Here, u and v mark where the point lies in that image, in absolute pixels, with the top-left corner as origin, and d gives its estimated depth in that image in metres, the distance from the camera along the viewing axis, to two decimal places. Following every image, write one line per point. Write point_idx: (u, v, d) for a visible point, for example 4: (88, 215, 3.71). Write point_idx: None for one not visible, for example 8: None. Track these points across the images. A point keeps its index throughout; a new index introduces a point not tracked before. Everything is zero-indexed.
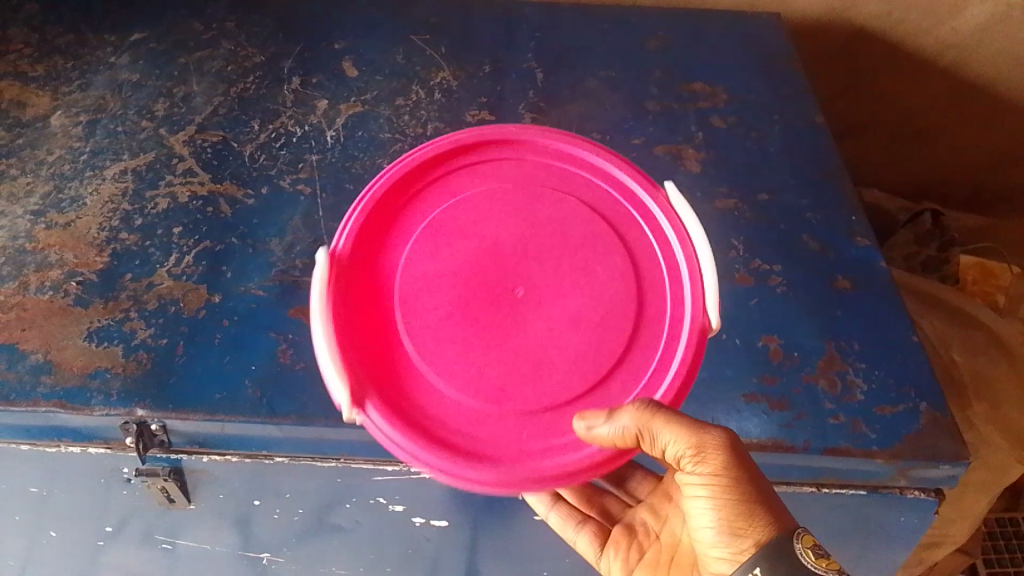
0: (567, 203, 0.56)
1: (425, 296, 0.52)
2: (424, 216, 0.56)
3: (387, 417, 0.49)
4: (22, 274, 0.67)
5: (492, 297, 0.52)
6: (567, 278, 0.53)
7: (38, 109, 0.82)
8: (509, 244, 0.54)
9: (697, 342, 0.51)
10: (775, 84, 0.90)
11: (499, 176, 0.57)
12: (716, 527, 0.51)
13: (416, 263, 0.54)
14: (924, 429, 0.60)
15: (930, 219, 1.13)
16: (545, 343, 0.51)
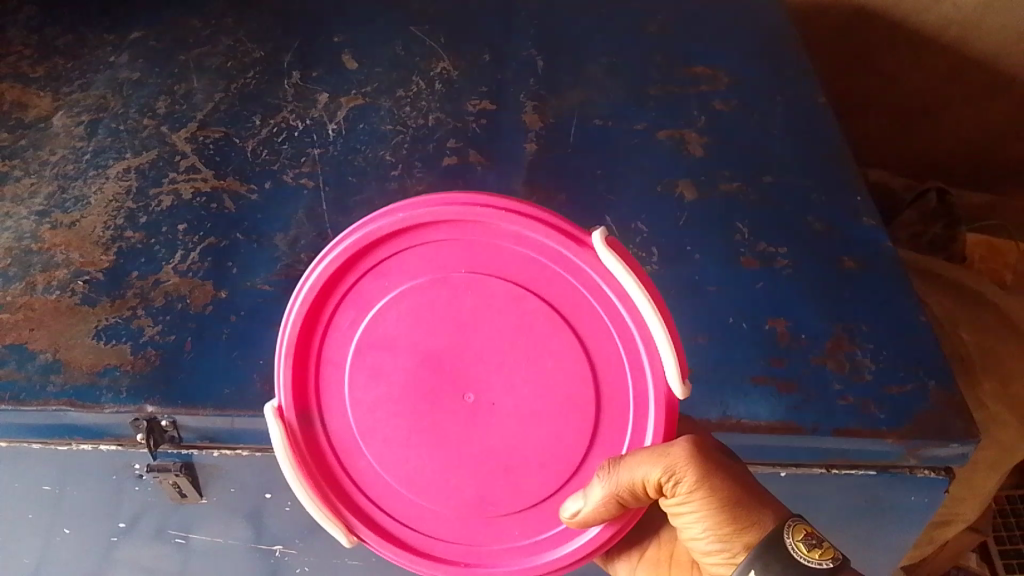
0: (500, 289, 0.50)
1: (380, 422, 0.52)
2: (351, 329, 0.52)
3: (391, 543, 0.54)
4: (29, 274, 0.67)
5: (445, 415, 0.51)
6: (516, 378, 0.51)
7: (40, 110, 0.82)
8: (445, 352, 0.51)
9: (666, 417, 0.50)
10: (777, 66, 0.89)
11: (417, 262, 0.51)
12: (706, 537, 0.51)
13: (361, 387, 0.52)
14: (933, 408, 0.60)
15: (935, 198, 1.12)
16: (509, 452, 0.51)
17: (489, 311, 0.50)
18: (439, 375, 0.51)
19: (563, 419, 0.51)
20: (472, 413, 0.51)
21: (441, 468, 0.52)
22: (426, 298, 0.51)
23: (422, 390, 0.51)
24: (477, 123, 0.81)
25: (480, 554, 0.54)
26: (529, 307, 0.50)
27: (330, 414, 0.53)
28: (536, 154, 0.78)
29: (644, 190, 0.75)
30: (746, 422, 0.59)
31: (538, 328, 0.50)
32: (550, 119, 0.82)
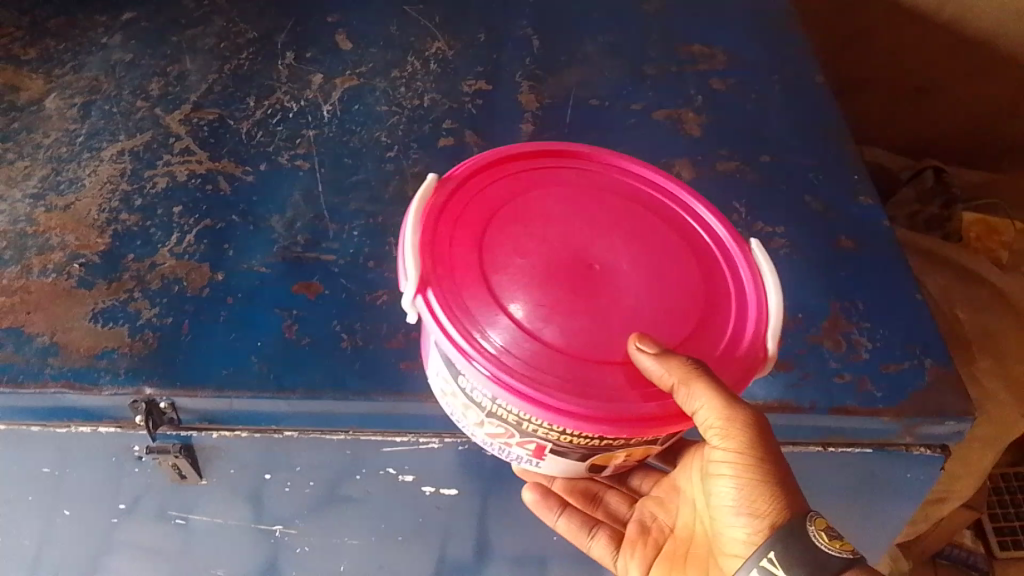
0: (655, 218, 0.55)
1: (511, 240, 0.51)
2: (526, 180, 0.55)
3: (444, 311, 0.48)
4: (24, 257, 0.67)
5: (572, 260, 0.51)
6: (641, 270, 0.51)
7: (32, 92, 0.82)
8: (592, 228, 0.53)
9: (749, 373, 0.51)
10: (774, 44, 0.89)
11: (601, 183, 0.56)
12: (734, 506, 0.53)
13: (513, 211, 0.53)
14: (929, 386, 0.60)
15: (932, 176, 1.13)
16: (614, 315, 0.49)
17: (638, 225, 0.54)
18: (580, 238, 0.52)
19: (664, 322, 0.50)
20: (594, 276, 0.50)
21: (543, 290, 0.49)
22: (596, 198, 0.55)
23: (557, 240, 0.51)
24: (473, 103, 0.81)
25: (530, 362, 0.47)
26: (672, 237, 0.54)
27: (467, 210, 0.53)
28: (532, 135, 0.78)
29: None
30: (744, 399, 0.58)
31: (676, 251, 0.53)
32: (546, 99, 0.82)
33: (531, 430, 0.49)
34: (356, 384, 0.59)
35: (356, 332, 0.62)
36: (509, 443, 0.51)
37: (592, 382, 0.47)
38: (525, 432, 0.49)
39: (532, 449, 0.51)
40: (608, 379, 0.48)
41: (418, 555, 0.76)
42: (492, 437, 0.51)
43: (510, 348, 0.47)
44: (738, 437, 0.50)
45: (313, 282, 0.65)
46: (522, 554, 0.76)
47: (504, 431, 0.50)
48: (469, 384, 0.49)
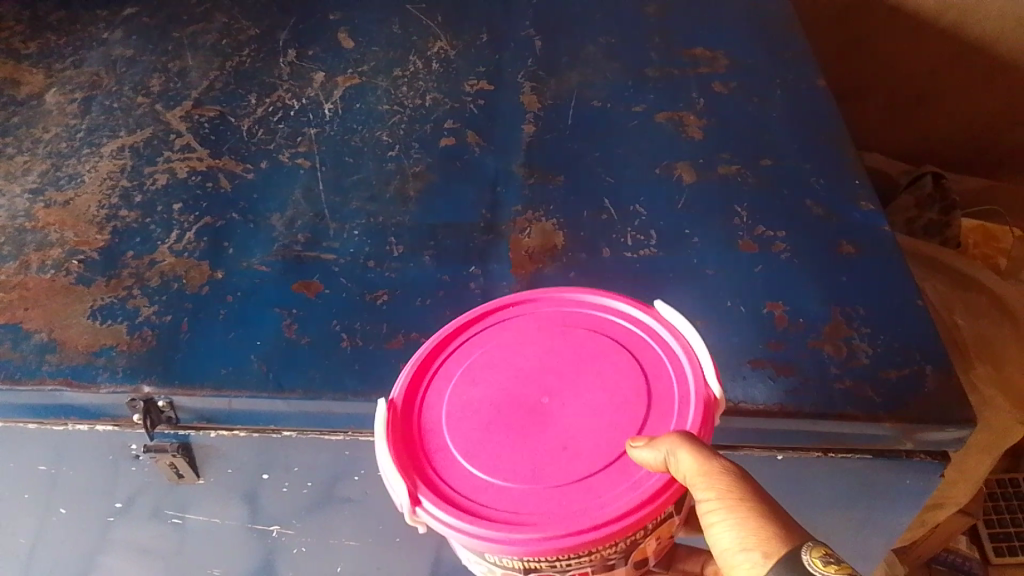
0: (589, 335, 0.49)
1: (468, 415, 0.46)
2: (462, 356, 0.50)
3: (442, 510, 0.42)
4: (23, 253, 0.66)
5: (517, 403, 0.46)
6: (591, 393, 0.45)
7: (32, 87, 0.81)
8: (536, 370, 0.47)
9: (705, 416, 0.44)
10: (777, 47, 0.89)
11: (528, 323, 0.50)
12: (734, 557, 0.43)
13: (447, 383, 0.48)
14: (931, 392, 0.59)
15: (931, 182, 1.13)
16: (579, 442, 0.44)
17: (578, 348, 0.48)
18: (517, 376, 0.47)
19: (625, 421, 0.44)
20: (551, 417, 0.45)
21: (504, 442, 0.44)
22: (530, 337, 0.49)
23: (509, 395, 0.46)
24: (475, 103, 0.81)
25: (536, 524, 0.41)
26: (609, 347, 0.48)
27: (421, 415, 0.47)
28: (534, 136, 0.78)
29: (642, 173, 0.75)
30: (744, 405, 0.58)
31: (616, 357, 0.47)
32: (548, 100, 0.81)
33: (570, 568, 0.43)
34: (355, 385, 0.59)
35: (355, 332, 0.62)
36: None
37: (595, 508, 0.41)
38: (564, 569, 0.43)
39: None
40: (606, 500, 0.42)
41: (415, 558, 0.75)
42: None
43: (508, 516, 0.42)
44: (714, 475, 0.42)
45: (313, 281, 0.65)
46: None
47: None
48: (493, 559, 0.44)
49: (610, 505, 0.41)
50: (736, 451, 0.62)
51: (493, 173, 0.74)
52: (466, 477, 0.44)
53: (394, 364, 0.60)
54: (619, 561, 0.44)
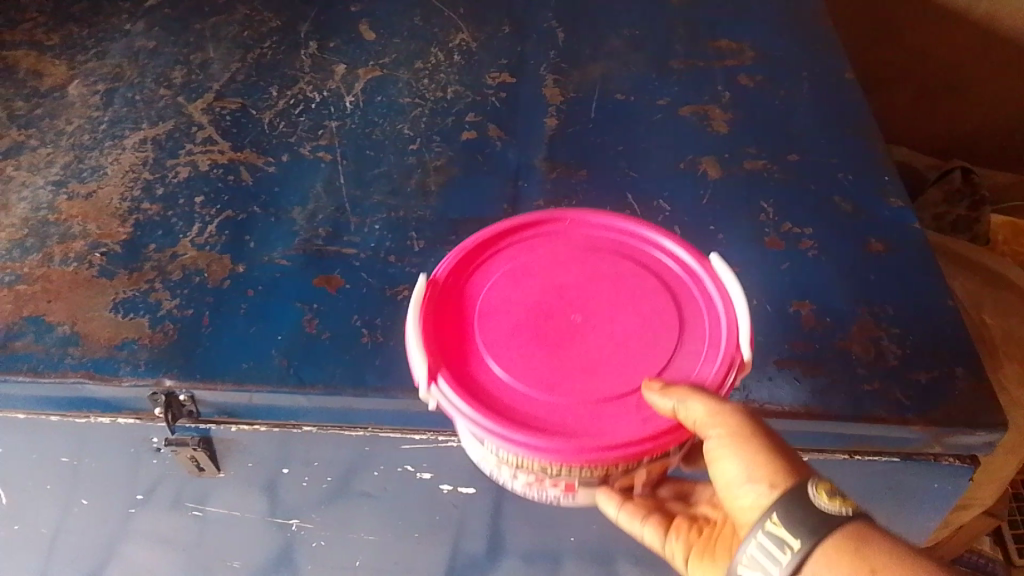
0: (631, 266, 0.53)
1: (502, 315, 0.50)
2: (507, 256, 0.54)
3: (455, 393, 0.47)
4: (46, 245, 0.66)
5: (551, 319, 0.50)
6: (623, 320, 0.50)
7: (55, 79, 0.81)
8: (573, 288, 0.51)
9: (728, 372, 0.48)
10: (804, 40, 0.87)
11: (576, 242, 0.54)
12: (742, 488, 0.47)
13: (492, 282, 0.52)
14: (961, 395, 0.58)
15: (960, 176, 1.11)
16: (601, 364, 0.48)
17: (617, 277, 0.52)
18: (558, 296, 0.51)
19: (650, 357, 0.48)
20: (580, 334, 0.49)
21: (532, 349, 0.48)
22: (574, 256, 0.53)
23: (544, 307, 0.50)
24: (496, 96, 0.80)
25: (541, 425, 0.46)
26: (649, 281, 0.52)
27: (457, 303, 0.51)
28: (556, 130, 0.77)
29: (667, 168, 0.74)
30: (770, 406, 0.57)
31: (653, 292, 0.51)
32: (571, 93, 0.80)
33: (559, 475, 0.46)
34: (377, 381, 0.58)
35: (376, 328, 0.61)
36: (545, 487, 0.48)
37: (600, 429, 0.46)
38: (554, 476, 0.46)
39: (564, 487, 0.48)
40: (614, 423, 0.46)
41: (433, 553, 0.75)
42: (528, 486, 0.48)
43: (515, 413, 0.46)
44: (725, 415, 0.46)
45: (333, 276, 0.65)
46: (534, 551, 0.73)
47: (535, 478, 0.47)
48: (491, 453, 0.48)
49: (615, 430, 0.46)
50: None
51: (515, 168, 0.73)
52: (489, 372, 0.48)
53: None
54: (611, 480, 0.48)
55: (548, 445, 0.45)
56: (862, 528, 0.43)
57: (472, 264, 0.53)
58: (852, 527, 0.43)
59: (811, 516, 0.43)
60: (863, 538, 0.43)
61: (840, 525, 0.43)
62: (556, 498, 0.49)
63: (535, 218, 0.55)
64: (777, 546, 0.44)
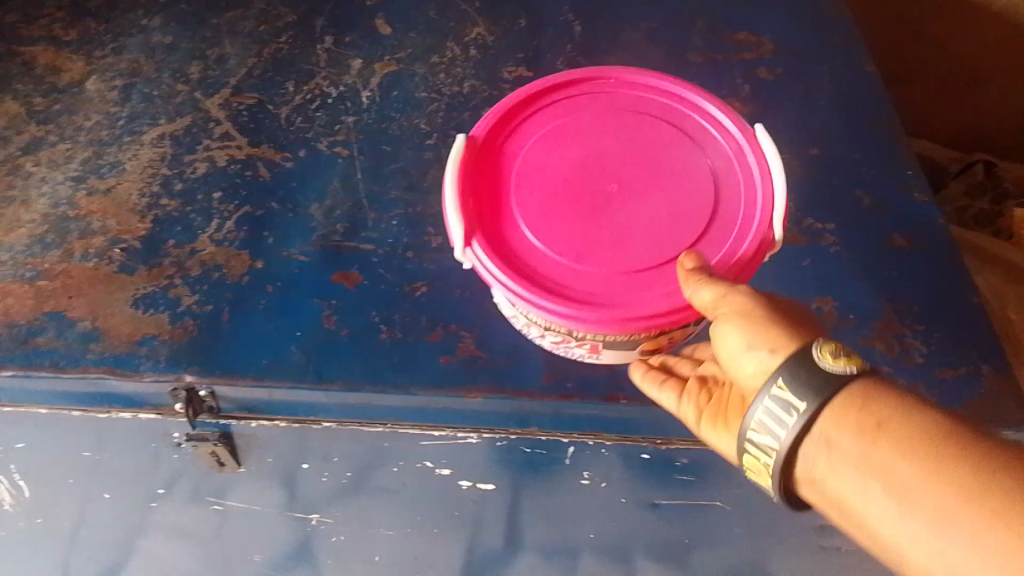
0: (669, 137, 0.57)
1: (540, 180, 0.55)
2: (551, 119, 0.58)
3: (489, 256, 0.52)
4: (66, 241, 0.67)
5: (588, 187, 0.55)
6: (656, 192, 0.54)
7: (73, 74, 0.82)
8: (610, 156, 0.56)
9: (756, 252, 0.52)
10: (824, 32, 0.86)
11: (618, 107, 0.59)
12: (751, 359, 0.48)
13: (541, 149, 0.56)
14: (986, 392, 0.58)
15: (982, 170, 1.11)
16: (631, 235, 0.53)
17: (654, 147, 0.56)
18: (595, 166, 0.55)
19: (681, 226, 0.53)
20: (614, 203, 0.54)
21: (567, 215, 0.53)
22: (615, 124, 0.57)
23: (581, 173, 0.55)
24: (513, 90, 0.80)
25: (570, 287, 0.51)
26: (685, 153, 0.56)
27: (499, 164, 0.56)
28: None
29: None
30: None
31: (687, 166, 0.55)
32: None
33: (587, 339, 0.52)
34: (396, 377, 0.58)
35: (395, 324, 0.61)
36: (571, 345, 0.54)
37: (627, 297, 0.51)
38: (579, 339, 0.53)
39: (588, 347, 0.54)
40: (639, 290, 0.51)
41: (450, 548, 0.75)
42: (555, 343, 0.55)
43: (547, 276, 0.52)
44: (734, 295, 0.48)
45: (352, 272, 0.65)
46: (551, 546, 0.73)
47: (563, 338, 0.53)
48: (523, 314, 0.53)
49: (641, 297, 0.51)
50: None
51: None
52: (523, 238, 0.53)
53: (434, 357, 0.59)
54: (634, 346, 0.54)
55: (574, 310, 0.50)
56: (869, 384, 0.44)
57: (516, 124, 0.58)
58: (859, 384, 0.44)
59: (818, 376, 0.44)
60: (870, 393, 0.44)
61: (845, 384, 0.44)
62: (581, 355, 0.56)
63: (582, 77, 0.59)
64: (784, 410, 0.45)
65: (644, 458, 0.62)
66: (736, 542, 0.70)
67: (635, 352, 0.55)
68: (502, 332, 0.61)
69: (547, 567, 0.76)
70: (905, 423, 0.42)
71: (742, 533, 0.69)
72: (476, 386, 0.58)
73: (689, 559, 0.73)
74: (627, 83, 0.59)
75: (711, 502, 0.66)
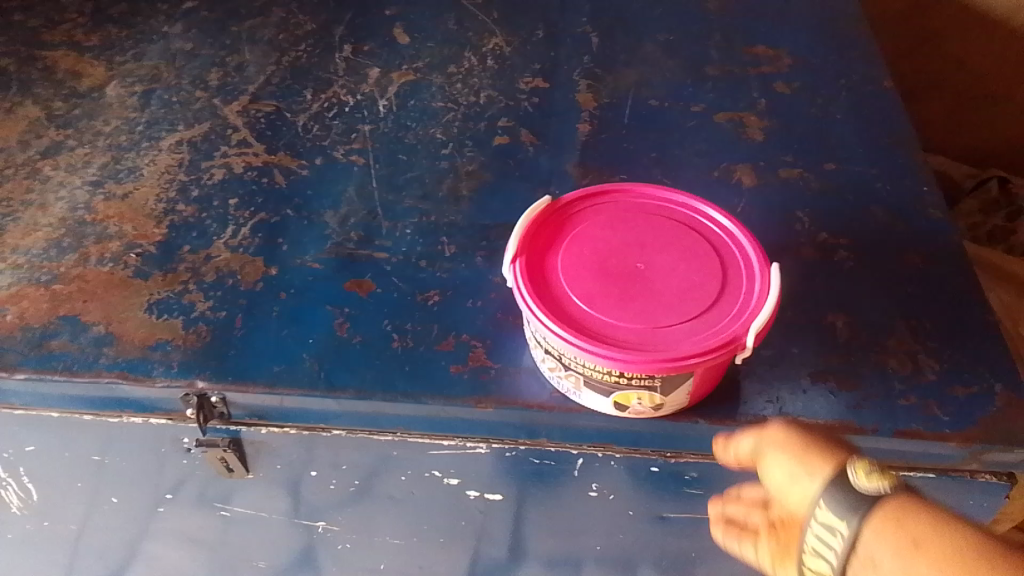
0: (705, 247, 0.56)
1: (585, 241, 0.57)
2: (613, 208, 0.59)
3: (522, 278, 0.54)
4: (82, 245, 0.67)
5: (621, 259, 0.55)
6: (674, 278, 0.54)
7: (93, 80, 0.82)
8: (648, 244, 0.56)
9: (724, 349, 0.51)
10: (842, 47, 0.86)
11: (674, 214, 0.59)
12: (797, 493, 0.44)
13: (599, 224, 0.58)
14: (1002, 411, 0.57)
15: (997, 186, 1.09)
16: (639, 297, 0.53)
17: (689, 248, 0.56)
18: (634, 246, 0.56)
19: (682, 308, 0.53)
20: (638, 275, 0.55)
21: (595, 272, 0.55)
22: (664, 225, 0.58)
23: (619, 248, 0.56)
24: (529, 101, 0.80)
25: (574, 319, 0.52)
26: (711, 262, 0.55)
27: (563, 224, 0.58)
28: (589, 136, 0.76)
29: (701, 175, 0.73)
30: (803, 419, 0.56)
31: (710, 271, 0.55)
32: (604, 99, 0.80)
33: (577, 368, 0.53)
34: (407, 386, 0.58)
35: (407, 333, 0.62)
36: (562, 376, 0.56)
37: (617, 338, 0.51)
38: (571, 366, 0.53)
39: (574, 380, 0.55)
40: (629, 337, 0.51)
41: (455, 558, 0.75)
42: (552, 372, 0.56)
43: (559, 309, 0.53)
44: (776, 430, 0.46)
45: (365, 280, 0.65)
46: (557, 557, 0.73)
47: (555, 363, 0.55)
48: (539, 338, 0.54)
49: (626, 340, 0.51)
50: None
51: (547, 174, 0.73)
52: (555, 276, 0.55)
53: (446, 367, 0.59)
54: (610, 393, 0.54)
55: (570, 335, 0.51)
56: (907, 501, 0.39)
57: (587, 205, 0.60)
58: (891, 499, 0.39)
59: (851, 496, 0.40)
60: (907, 509, 0.38)
61: (882, 502, 0.39)
62: (571, 393, 0.57)
63: (656, 189, 0.60)
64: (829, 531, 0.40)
65: (652, 470, 0.61)
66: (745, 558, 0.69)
67: (614, 402, 0.55)
68: (514, 344, 0.61)
69: None
70: (939, 538, 0.37)
71: None
72: (487, 396, 0.58)
73: (696, 574, 0.72)
74: (689, 199, 0.59)
75: None
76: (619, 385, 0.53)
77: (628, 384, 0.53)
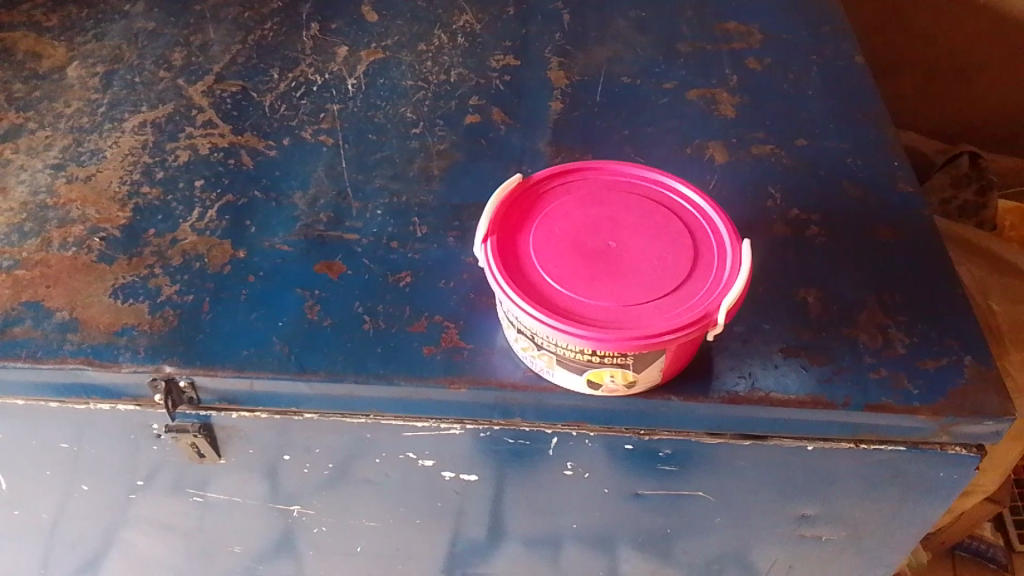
0: (677, 225, 0.56)
1: (557, 220, 0.56)
2: (585, 186, 0.59)
3: (493, 257, 0.53)
4: (44, 230, 0.66)
5: (592, 238, 0.55)
6: (645, 257, 0.54)
7: (54, 61, 0.80)
8: (620, 223, 0.56)
9: (695, 325, 0.51)
10: (813, 22, 0.86)
11: (646, 191, 0.59)
12: None
13: (570, 204, 0.57)
14: (970, 383, 0.57)
15: (967, 161, 1.09)
16: (611, 276, 0.53)
17: (661, 227, 0.56)
18: (606, 226, 0.56)
19: (654, 285, 0.53)
20: (609, 254, 0.54)
21: (566, 251, 0.54)
22: (636, 203, 0.58)
23: (591, 228, 0.56)
24: (501, 79, 0.79)
25: (546, 298, 0.52)
26: (682, 241, 0.55)
27: (534, 203, 0.58)
28: (561, 114, 0.76)
29: (673, 152, 0.73)
30: (775, 394, 0.56)
31: (682, 249, 0.54)
32: (576, 76, 0.79)
33: (548, 347, 0.53)
34: (379, 368, 0.58)
35: (378, 315, 0.61)
36: (535, 356, 0.55)
37: (590, 316, 0.51)
38: (543, 345, 0.53)
39: (547, 359, 0.55)
40: (601, 315, 0.51)
41: (434, 539, 0.75)
42: (525, 353, 0.56)
43: (531, 289, 0.52)
44: None
45: (335, 262, 0.64)
46: (534, 536, 0.73)
47: (528, 344, 0.55)
48: (511, 318, 0.54)
49: (598, 318, 0.51)
50: (764, 442, 0.59)
51: (519, 153, 0.72)
52: (526, 256, 0.54)
53: (418, 349, 0.59)
54: (584, 371, 0.54)
55: (543, 314, 0.51)
56: None
57: (559, 183, 0.59)
58: None
59: None
60: None
61: None
62: (543, 373, 0.57)
63: (628, 166, 0.60)
64: None
65: (628, 448, 0.61)
66: (720, 532, 0.70)
67: (589, 381, 0.55)
68: (486, 325, 0.61)
69: (530, 557, 0.76)
70: None
71: (725, 524, 0.69)
72: (460, 377, 0.57)
73: (672, 550, 0.73)
74: (661, 178, 0.59)
75: (695, 493, 0.65)
76: (594, 363, 0.53)
77: (600, 363, 0.52)
